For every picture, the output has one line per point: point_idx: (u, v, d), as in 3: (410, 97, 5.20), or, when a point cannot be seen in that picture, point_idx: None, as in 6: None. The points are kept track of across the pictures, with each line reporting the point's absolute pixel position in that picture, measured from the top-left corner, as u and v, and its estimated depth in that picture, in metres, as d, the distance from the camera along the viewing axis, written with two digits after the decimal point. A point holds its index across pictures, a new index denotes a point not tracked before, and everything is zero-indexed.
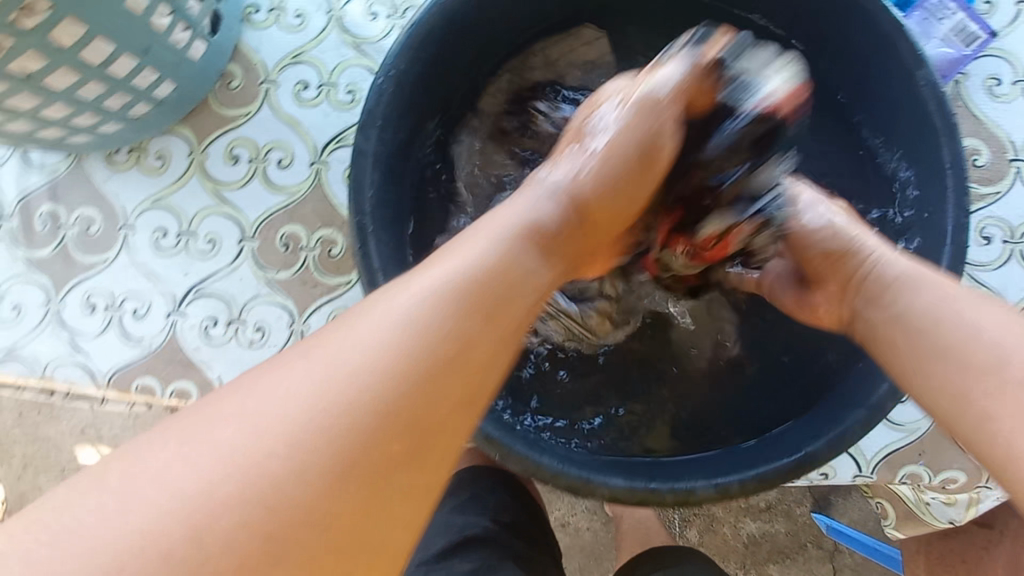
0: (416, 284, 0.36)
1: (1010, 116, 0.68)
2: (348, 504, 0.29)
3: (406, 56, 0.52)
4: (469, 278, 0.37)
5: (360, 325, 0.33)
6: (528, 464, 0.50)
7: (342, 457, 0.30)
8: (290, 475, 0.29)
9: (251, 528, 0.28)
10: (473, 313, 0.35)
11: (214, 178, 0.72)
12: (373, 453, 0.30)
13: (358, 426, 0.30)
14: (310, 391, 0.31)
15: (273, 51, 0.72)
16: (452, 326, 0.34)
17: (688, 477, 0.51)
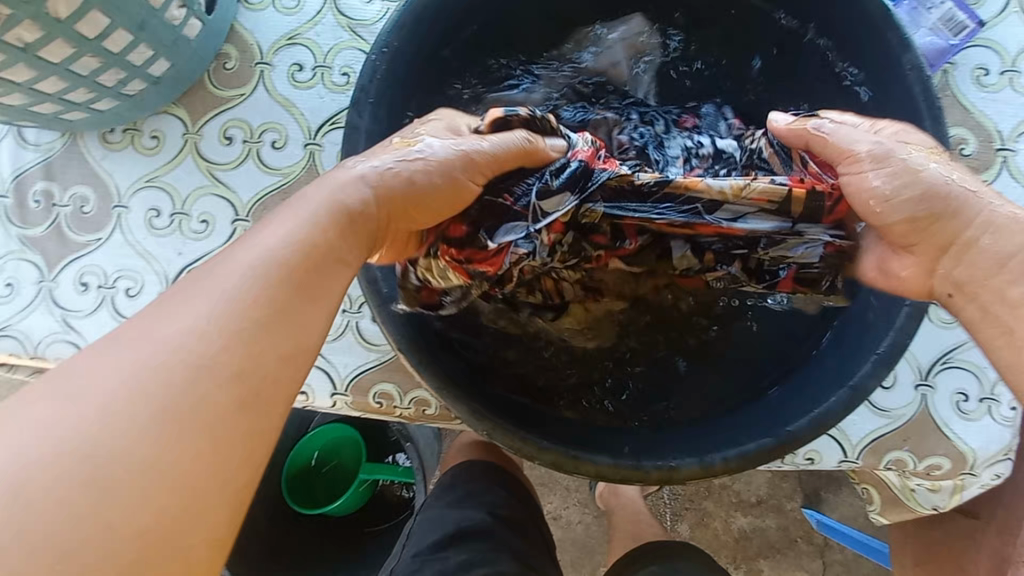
0: (240, 252, 0.38)
1: (997, 106, 0.69)
2: (210, 447, 0.31)
3: (398, 33, 0.53)
4: (280, 243, 0.39)
5: (205, 285, 0.35)
6: (514, 440, 0.49)
7: (189, 408, 0.31)
8: (140, 430, 0.29)
9: (117, 486, 0.28)
10: (293, 270, 0.38)
11: (208, 158, 0.72)
12: (223, 400, 0.32)
13: (213, 376, 0.32)
14: (153, 352, 0.32)
15: (269, 33, 0.73)
16: (285, 278, 0.37)
17: (673, 453, 0.51)
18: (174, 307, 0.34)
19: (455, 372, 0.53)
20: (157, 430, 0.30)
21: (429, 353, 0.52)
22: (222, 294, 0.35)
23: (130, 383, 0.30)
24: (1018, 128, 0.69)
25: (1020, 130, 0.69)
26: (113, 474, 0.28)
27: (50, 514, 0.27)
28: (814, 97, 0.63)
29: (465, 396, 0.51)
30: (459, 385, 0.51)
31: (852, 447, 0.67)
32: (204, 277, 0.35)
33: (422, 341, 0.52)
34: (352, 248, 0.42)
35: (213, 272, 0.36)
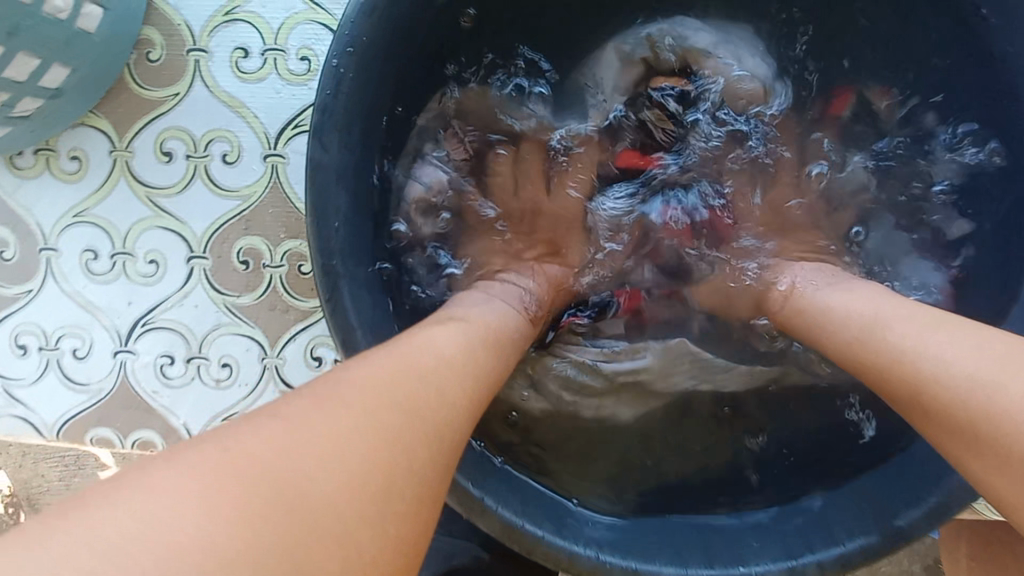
0: (433, 337, 0.35)
1: None
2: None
3: (367, 22, 0.37)
4: (479, 348, 0.37)
5: (406, 349, 0.33)
6: (562, 558, 0.39)
7: (380, 465, 0.26)
8: (318, 468, 0.24)
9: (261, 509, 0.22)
10: (483, 386, 0.35)
11: (146, 182, 0.57)
12: (404, 526, 0.26)
13: (388, 435, 0.27)
14: (387, 387, 0.29)
15: (199, 8, 0.55)
16: (469, 382, 0.33)
17: (757, 557, 0.41)
18: (394, 354, 0.32)
19: (481, 471, 0.42)
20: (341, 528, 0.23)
21: None
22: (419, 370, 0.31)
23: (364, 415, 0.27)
24: None
25: None
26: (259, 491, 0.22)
27: (153, 551, 0.20)
28: (930, 62, 0.47)
29: (497, 505, 0.40)
30: (488, 490, 0.41)
31: None
32: (405, 343, 0.33)
33: None
34: (500, 365, 0.38)
35: (413, 343, 0.33)
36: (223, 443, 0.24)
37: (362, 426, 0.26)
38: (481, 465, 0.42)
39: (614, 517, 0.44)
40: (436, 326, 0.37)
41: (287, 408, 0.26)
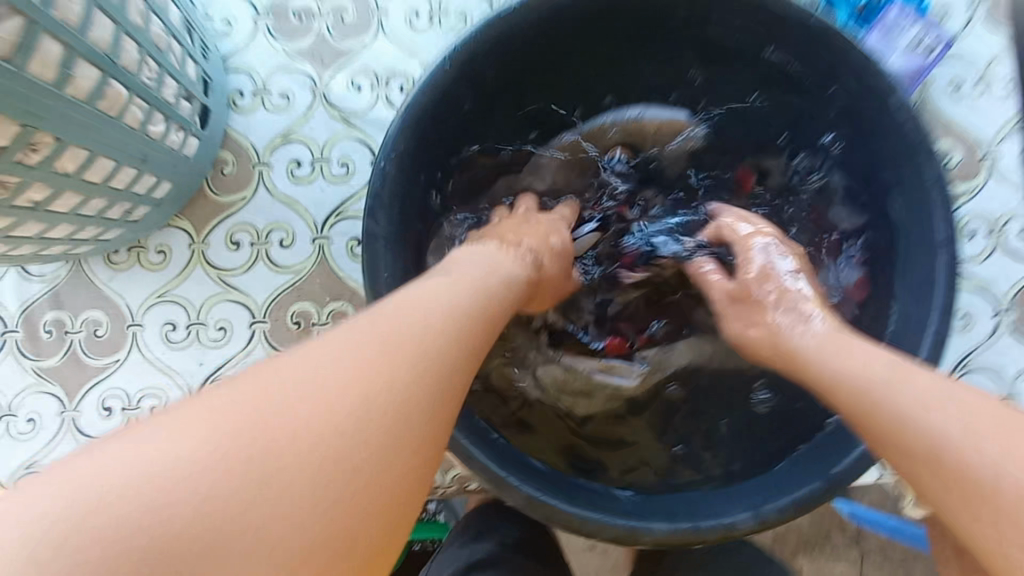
0: (417, 297, 0.38)
1: (976, 115, 0.71)
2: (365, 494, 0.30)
3: (404, 137, 0.54)
4: (464, 303, 0.40)
5: (404, 307, 0.37)
6: (575, 521, 0.50)
7: (388, 404, 0.31)
8: (334, 415, 0.30)
9: (301, 457, 0.29)
10: (470, 335, 0.38)
11: (217, 265, 0.72)
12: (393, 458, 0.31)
13: (393, 384, 0.32)
14: (391, 347, 0.34)
15: (263, 133, 0.73)
16: (451, 335, 0.37)
17: (730, 511, 0.52)
18: (397, 312, 0.36)
19: (505, 460, 0.53)
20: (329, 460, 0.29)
21: (482, 446, 0.53)
22: (418, 325, 0.36)
23: (366, 367, 0.32)
24: (999, 134, 0.71)
25: (1001, 134, 0.71)
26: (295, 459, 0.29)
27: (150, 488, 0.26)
28: (805, 133, 0.65)
29: (519, 483, 0.52)
30: (510, 473, 0.52)
31: None
32: (408, 301, 0.38)
33: (476, 433, 0.53)
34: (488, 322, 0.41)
35: (412, 302, 0.38)
36: (210, 411, 0.29)
37: (382, 380, 0.32)
38: (505, 455, 0.54)
39: (614, 491, 0.55)
40: (425, 285, 0.40)
41: (286, 364, 0.32)
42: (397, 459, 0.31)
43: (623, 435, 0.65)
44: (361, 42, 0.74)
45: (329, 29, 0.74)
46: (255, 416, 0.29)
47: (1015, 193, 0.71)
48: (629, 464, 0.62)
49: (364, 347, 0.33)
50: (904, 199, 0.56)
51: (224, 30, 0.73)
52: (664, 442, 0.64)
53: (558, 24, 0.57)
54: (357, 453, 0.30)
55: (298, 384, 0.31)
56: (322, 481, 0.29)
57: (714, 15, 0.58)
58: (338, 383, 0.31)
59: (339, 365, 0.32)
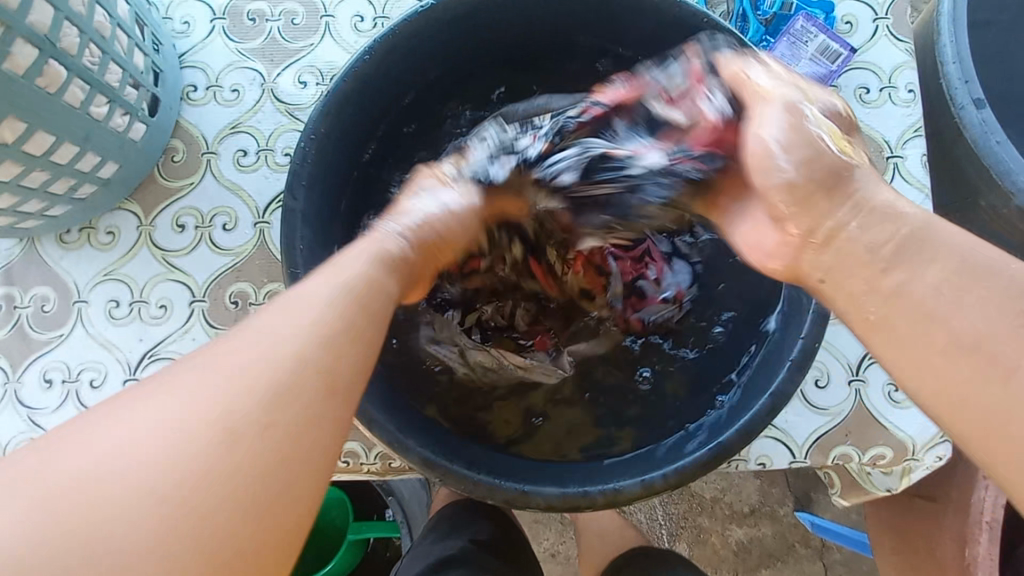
0: (271, 318, 0.40)
1: (881, 119, 0.77)
2: (240, 499, 0.34)
3: (324, 120, 0.58)
4: (321, 313, 0.41)
5: (254, 337, 0.39)
6: (468, 483, 0.52)
7: (241, 426, 0.35)
8: (197, 457, 0.34)
9: (180, 492, 0.33)
10: (331, 343, 0.40)
11: (163, 246, 0.75)
12: (258, 461, 0.35)
13: (253, 424, 0.36)
14: (242, 384, 0.36)
15: (213, 125, 0.78)
16: (304, 348, 0.39)
17: (620, 477, 0.54)
18: (246, 343, 0.39)
19: (407, 425, 0.55)
20: (189, 474, 0.33)
21: (384, 410, 0.55)
22: (270, 351, 0.38)
23: (223, 403, 0.36)
24: (903, 137, 0.76)
25: (905, 138, 0.76)
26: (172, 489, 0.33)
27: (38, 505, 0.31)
28: None
29: (417, 445, 0.54)
30: (410, 436, 0.54)
31: (819, 448, 0.71)
32: (260, 326, 0.40)
33: (380, 398, 0.56)
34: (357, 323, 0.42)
35: (264, 327, 0.40)
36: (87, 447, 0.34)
37: (234, 406, 0.36)
38: (408, 420, 0.56)
39: (514, 458, 0.57)
40: (285, 301, 0.42)
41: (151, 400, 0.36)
42: (278, 472, 0.35)
43: (541, 408, 0.63)
44: (310, 43, 0.79)
45: (280, 30, 0.80)
46: (130, 455, 0.33)
47: (920, 192, 0.75)
48: (541, 439, 0.62)
49: (213, 386, 0.36)
50: None
51: (183, 30, 0.79)
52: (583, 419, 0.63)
53: (472, 21, 0.63)
54: (232, 482, 0.34)
55: (155, 431, 0.34)
56: (199, 512, 0.33)
57: (618, 18, 0.64)
58: (198, 429, 0.35)
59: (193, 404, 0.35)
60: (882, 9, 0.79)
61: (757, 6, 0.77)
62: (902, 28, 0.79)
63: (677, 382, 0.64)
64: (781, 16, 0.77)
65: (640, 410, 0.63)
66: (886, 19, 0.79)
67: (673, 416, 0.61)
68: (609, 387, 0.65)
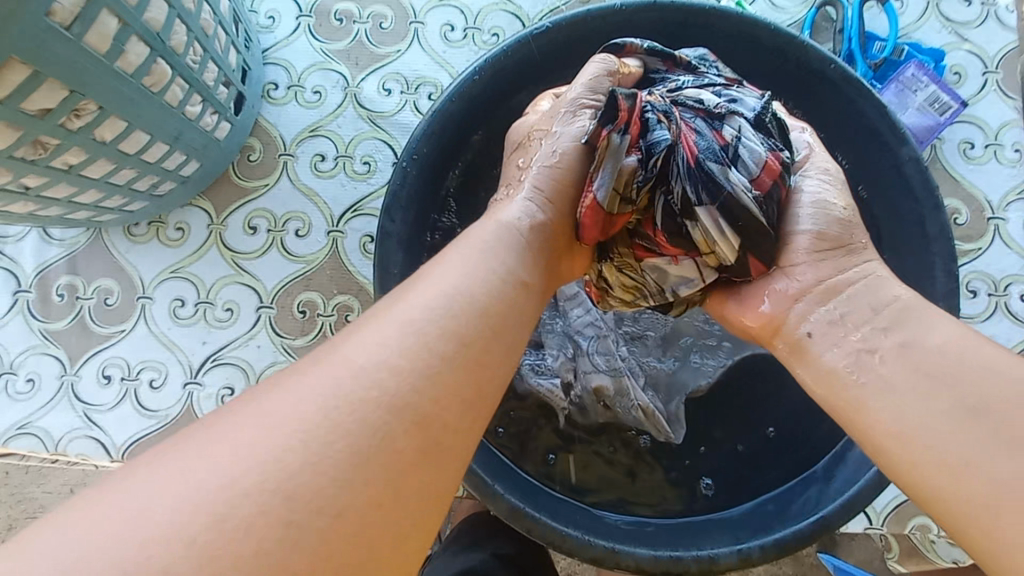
0: (408, 313, 0.35)
1: (984, 177, 0.74)
2: (368, 533, 0.28)
3: (426, 140, 0.56)
4: (469, 314, 0.37)
5: (371, 347, 0.33)
6: (556, 536, 0.50)
7: (382, 432, 0.30)
8: (313, 473, 0.28)
9: (280, 517, 0.26)
10: (476, 351, 0.35)
11: (233, 248, 0.73)
12: (395, 485, 0.30)
13: (391, 440, 0.30)
14: (367, 393, 0.31)
15: (292, 126, 0.75)
16: (447, 353, 0.34)
17: (712, 545, 0.51)
18: (369, 350, 0.33)
19: (492, 468, 0.53)
20: (314, 489, 0.28)
21: (469, 450, 0.53)
22: (383, 357, 0.32)
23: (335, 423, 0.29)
24: (1005, 198, 0.73)
25: (1007, 199, 0.73)
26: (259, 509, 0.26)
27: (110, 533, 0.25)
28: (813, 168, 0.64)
29: (504, 492, 0.51)
30: (496, 481, 0.52)
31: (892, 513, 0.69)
32: (374, 331, 0.34)
33: None
34: (494, 337, 0.37)
35: (385, 331, 0.34)
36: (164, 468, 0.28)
37: (370, 420, 0.30)
38: (494, 462, 0.54)
39: (594, 508, 0.55)
40: (420, 293, 0.37)
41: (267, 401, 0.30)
42: (406, 495, 0.30)
43: (617, 454, 0.61)
44: (397, 49, 0.77)
45: (367, 34, 0.77)
46: (237, 479, 0.27)
47: (1018, 258, 0.72)
48: (612, 485, 0.58)
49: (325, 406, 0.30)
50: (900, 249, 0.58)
51: (267, 25, 0.77)
52: (656, 468, 0.60)
53: (584, 45, 0.60)
54: (353, 502, 0.28)
55: (266, 446, 0.28)
56: (315, 534, 0.27)
57: (738, 56, 0.61)
58: (322, 438, 0.29)
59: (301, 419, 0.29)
60: (992, 62, 0.75)
61: (865, 48, 0.74)
62: (1011, 84, 0.75)
63: (759, 437, 0.61)
64: (890, 60, 0.73)
65: (720, 468, 0.60)
66: (996, 73, 0.75)
67: (751, 473, 0.59)
68: (688, 430, 0.62)
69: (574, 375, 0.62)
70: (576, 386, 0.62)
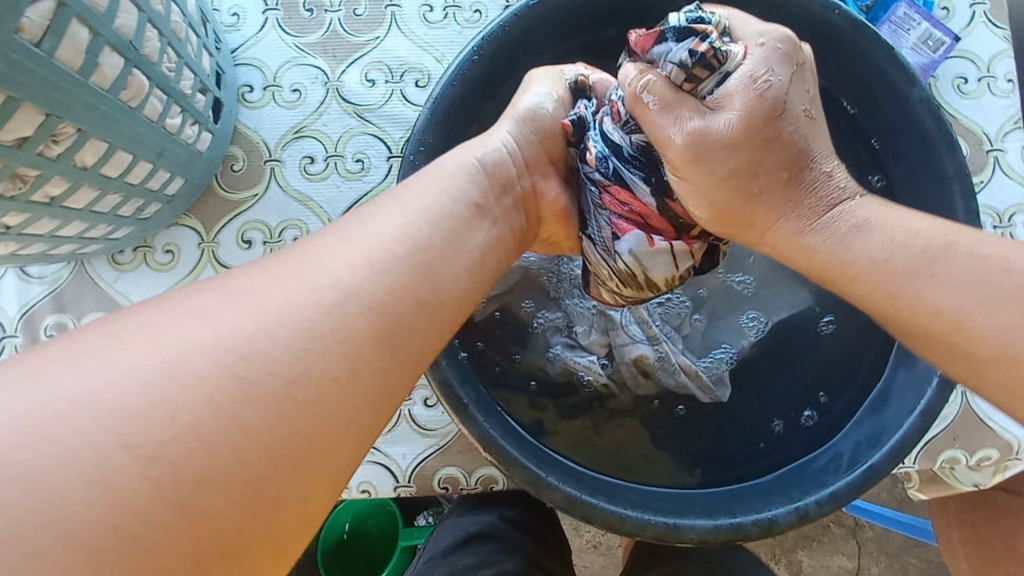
0: (377, 221, 0.38)
1: (979, 111, 0.74)
2: (317, 430, 0.29)
3: (432, 130, 0.53)
4: (422, 228, 0.39)
5: (331, 247, 0.35)
6: (617, 520, 0.48)
7: (342, 333, 0.31)
8: (285, 374, 0.29)
9: None
10: (433, 267, 0.38)
11: (229, 264, 0.69)
12: (346, 383, 0.31)
13: (349, 351, 0.31)
14: (314, 317, 0.31)
15: (274, 130, 0.71)
16: (403, 268, 0.36)
17: (771, 506, 0.50)
18: (316, 256, 0.34)
19: (541, 461, 0.51)
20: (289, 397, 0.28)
21: (515, 445, 0.51)
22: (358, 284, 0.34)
23: (307, 325, 0.31)
24: (1003, 129, 0.74)
25: (1005, 130, 0.74)
26: (231, 482, 0.26)
27: None
28: None
29: (559, 483, 0.50)
30: (549, 472, 0.50)
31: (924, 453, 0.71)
32: (344, 239, 0.36)
33: (509, 433, 0.52)
34: (450, 260, 0.39)
35: (358, 239, 0.36)
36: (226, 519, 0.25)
37: (327, 313, 0.31)
38: (543, 456, 0.52)
39: (647, 486, 0.54)
40: (384, 210, 0.40)
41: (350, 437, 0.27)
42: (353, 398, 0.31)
43: (658, 427, 0.60)
44: (375, 36, 0.73)
45: (341, 22, 0.73)
46: None
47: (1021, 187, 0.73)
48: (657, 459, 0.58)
49: (294, 309, 0.31)
50: (916, 188, 0.58)
51: (232, 24, 0.73)
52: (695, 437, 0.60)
53: (581, 11, 0.58)
54: (311, 405, 0.29)
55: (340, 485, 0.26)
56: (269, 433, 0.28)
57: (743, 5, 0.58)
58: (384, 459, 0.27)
59: (295, 318, 0.30)
60: None
61: None
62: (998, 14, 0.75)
63: (793, 393, 0.61)
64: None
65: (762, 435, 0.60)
66: (983, 4, 0.75)
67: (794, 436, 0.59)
68: (730, 395, 0.62)
69: (611, 351, 0.62)
70: (615, 361, 0.61)
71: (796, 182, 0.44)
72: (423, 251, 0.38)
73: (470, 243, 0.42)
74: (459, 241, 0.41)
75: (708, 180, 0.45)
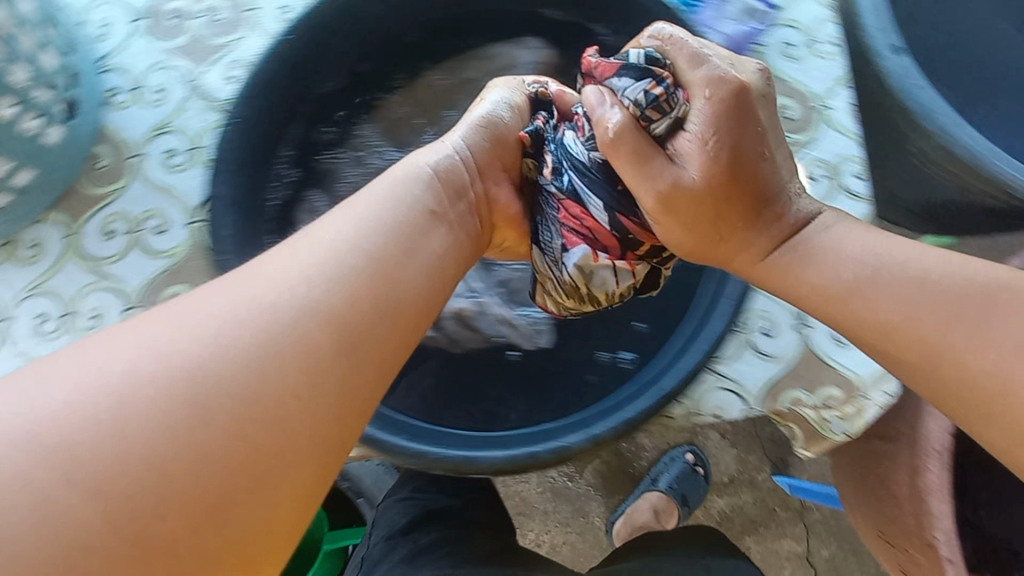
0: (268, 275, 0.38)
1: (807, 73, 0.79)
2: (225, 508, 0.31)
3: None
4: (355, 255, 0.41)
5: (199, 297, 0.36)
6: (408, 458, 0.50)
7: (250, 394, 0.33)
8: (166, 436, 0.30)
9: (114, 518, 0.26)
10: (361, 306, 0.39)
11: (90, 254, 0.72)
12: (293, 450, 0.34)
13: (246, 432, 0.32)
14: (165, 369, 0.32)
15: (134, 128, 0.75)
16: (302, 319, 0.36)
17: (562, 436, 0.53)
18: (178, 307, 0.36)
19: None
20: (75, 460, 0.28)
21: None
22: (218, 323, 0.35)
23: (189, 371, 0.32)
24: (829, 87, 0.79)
25: (831, 88, 0.79)
26: None
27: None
28: None
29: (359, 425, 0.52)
30: None
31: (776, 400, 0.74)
32: (236, 281, 0.38)
33: None
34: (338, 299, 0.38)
35: (233, 289, 0.37)
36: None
37: (213, 368, 0.33)
38: None
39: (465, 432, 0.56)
40: (274, 261, 0.40)
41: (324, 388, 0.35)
42: (263, 473, 0.32)
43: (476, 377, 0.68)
44: (234, 38, 0.78)
45: (204, 27, 0.78)
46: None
47: (850, 139, 0.78)
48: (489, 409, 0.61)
49: (146, 356, 0.32)
50: None
51: (101, 34, 0.78)
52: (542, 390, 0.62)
53: None
54: (207, 485, 0.31)
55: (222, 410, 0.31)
56: (121, 498, 0.29)
57: None
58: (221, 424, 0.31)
59: (115, 374, 0.31)
60: None
61: None
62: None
63: None
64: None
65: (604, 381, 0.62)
66: None
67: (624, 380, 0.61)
68: None
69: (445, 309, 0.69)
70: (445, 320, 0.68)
71: (730, 201, 0.52)
72: (362, 258, 0.42)
73: (423, 245, 0.47)
74: (412, 247, 0.46)
75: (680, 227, 0.54)
